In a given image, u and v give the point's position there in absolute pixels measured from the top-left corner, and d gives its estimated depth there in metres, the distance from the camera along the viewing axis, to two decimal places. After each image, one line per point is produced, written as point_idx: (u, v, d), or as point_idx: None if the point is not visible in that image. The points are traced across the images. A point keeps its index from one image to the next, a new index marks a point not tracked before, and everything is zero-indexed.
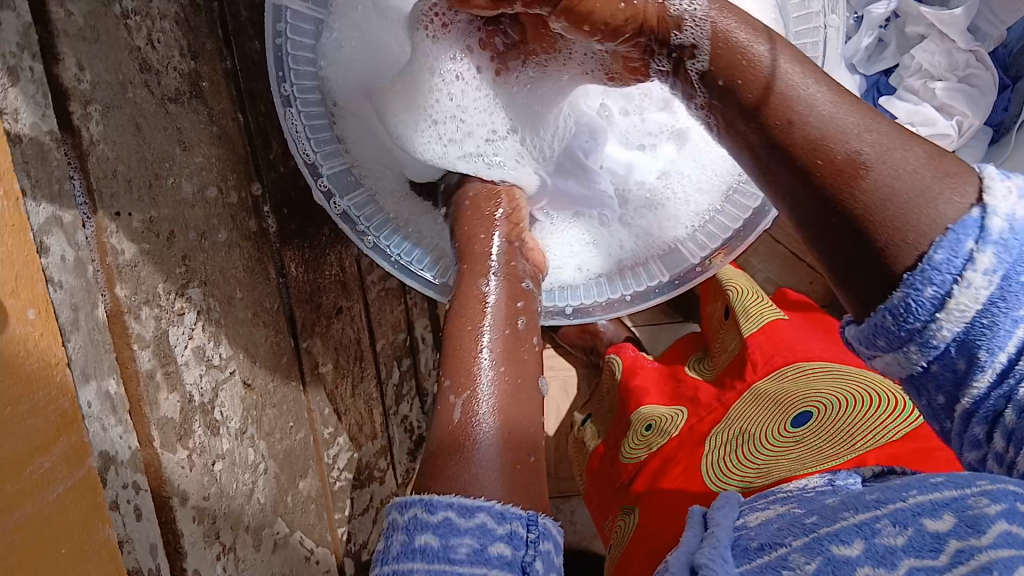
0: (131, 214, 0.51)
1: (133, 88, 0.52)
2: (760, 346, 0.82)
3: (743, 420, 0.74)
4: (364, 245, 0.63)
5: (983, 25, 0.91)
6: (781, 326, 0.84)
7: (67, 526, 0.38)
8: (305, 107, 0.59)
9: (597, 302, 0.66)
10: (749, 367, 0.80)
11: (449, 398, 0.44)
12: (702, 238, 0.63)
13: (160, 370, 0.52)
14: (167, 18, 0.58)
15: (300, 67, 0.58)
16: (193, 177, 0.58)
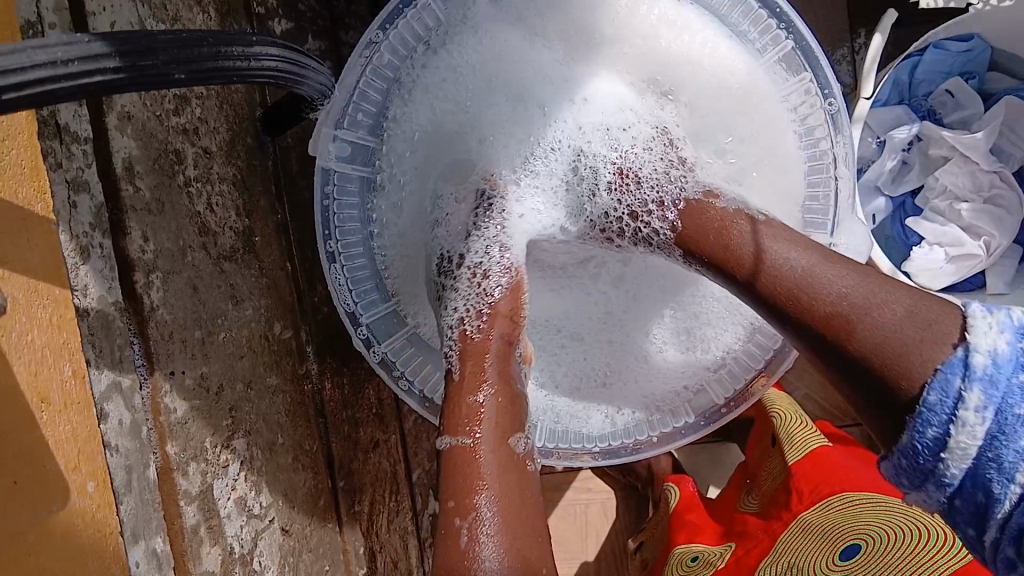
0: (185, 372, 0.53)
1: (192, 252, 0.56)
2: (806, 472, 0.78)
3: (791, 550, 0.73)
4: (398, 388, 0.62)
5: (1006, 146, 0.95)
6: (831, 453, 0.81)
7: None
8: (349, 261, 0.62)
9: (625, 443, 0.65)
10: (794, 495, 0.77)
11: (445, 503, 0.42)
12: (730, 380, 0.64)
13: (204, 524, 0.53)
14: (225, 181, 0.62)
15: (345, 224, 0.62)
16: (243, 331, 0.61)
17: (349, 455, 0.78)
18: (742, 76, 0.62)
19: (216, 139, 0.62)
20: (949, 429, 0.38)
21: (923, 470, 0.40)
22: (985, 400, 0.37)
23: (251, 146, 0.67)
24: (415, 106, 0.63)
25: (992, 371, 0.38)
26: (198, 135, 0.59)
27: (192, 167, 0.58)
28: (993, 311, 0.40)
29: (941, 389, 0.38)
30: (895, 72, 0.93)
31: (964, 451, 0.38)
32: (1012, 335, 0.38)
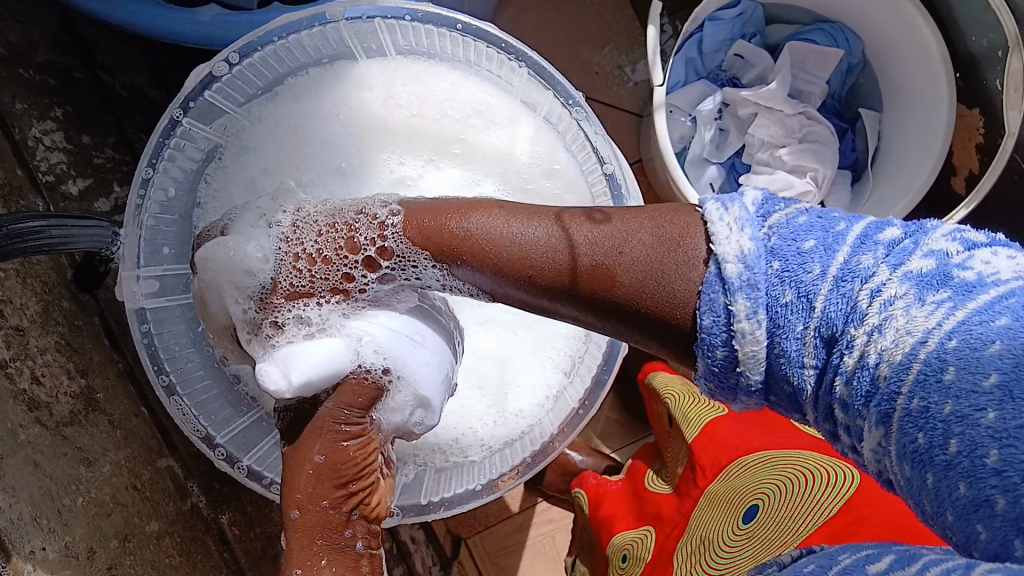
0: (46, 548, 0.53)
1: (24, 429, 0.56)
2: (704, 449, 0.82)
3: (704, 524, 0.76)
4: (272, 493, 0.62)
5: (803, 86, 1.00)
6: (723, 421, 0.85)
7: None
8: (188, 388, 0.63)
9: (501, 474, 0.67)
10: (698, 470, 0.82)
11: None
12: (580, 381, 0.70)
13: None
14: (48, 351, 0.63)
15: (175, 354, 0.63)
16: (105, 489, 0.61)
17: (270, 571, 0.76)
18: (503, 101, 0.71)
19: (27, 314, 0.63)
20: (733, 343, 0.37)
21: (729, 383, 0.39)
22: (752, 304, 0.36)
23: (70, 308, 0.68)
24: (217, 204, 0.66)
25: (747, 274, 0.36)
26: (4, 315, 0.60)
27: (4, 349, 0.58)
28: (730, 204, 0.38)
29: (710, 308, 0.37)
30: (682, 53, 0.97)
31: (753, 358, 0.37)
32: (754, 228, 0.37)
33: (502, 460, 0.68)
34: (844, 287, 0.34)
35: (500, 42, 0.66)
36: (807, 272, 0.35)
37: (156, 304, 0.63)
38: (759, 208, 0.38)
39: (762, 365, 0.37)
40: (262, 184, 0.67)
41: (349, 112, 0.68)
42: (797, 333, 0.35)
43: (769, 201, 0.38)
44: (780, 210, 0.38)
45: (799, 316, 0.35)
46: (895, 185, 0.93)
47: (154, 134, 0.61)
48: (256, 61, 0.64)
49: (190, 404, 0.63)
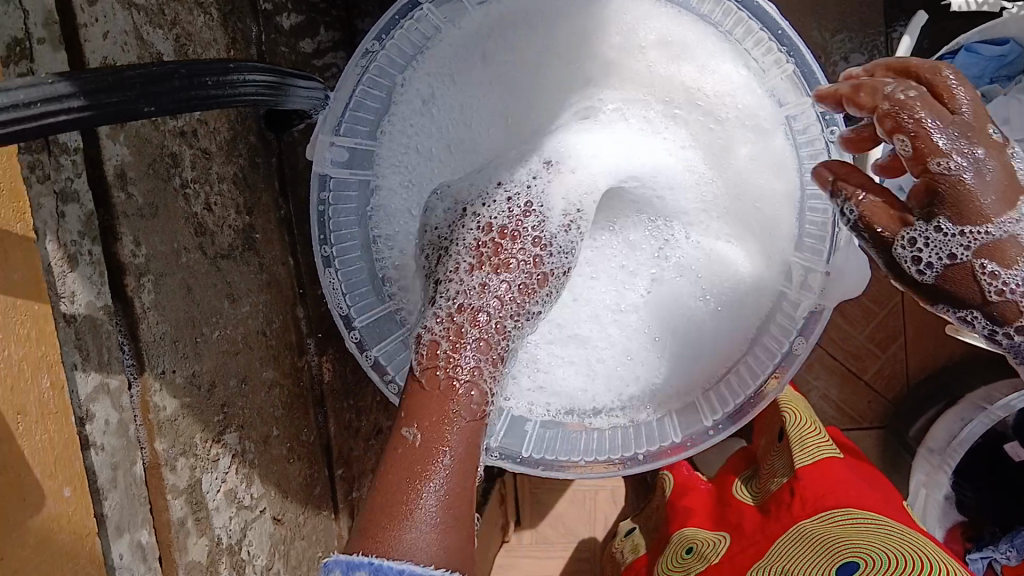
0: (176, 371, 0.55)
1: (188, 253, 0.57)
2: (812, 480, 0.78)
3: (785, 556, 0.72)
4: (389, 392, 0.63)
5: None
6: (838, 466, 0.80)
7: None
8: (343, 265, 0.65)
9: (611, 457, 0.66)
10: (797, 501, 0.77)
11: (412, 430, 0.47)
12: (719, 400, 0.66)
13: (191, 516, 0.55)
14: (225, 181, 0.64)
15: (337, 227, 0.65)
16: (237, 330, 0.62)
17: (349, 442, 0.79)
18: (741, 77, 0.63)
19: (217, 139, 0.63)
20: None
21: None
22: None
23: (255, 144, 0.68)
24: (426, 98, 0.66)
25: None
26: (197, 137, 0.60)
27: (189, 169, 0.59)
28: None
29: None
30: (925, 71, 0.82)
31: None
32: None
33: (618, 441, 0.66)
34: None
35: (778, 29, 0.61)
36: None
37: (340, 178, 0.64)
38: None
39: None
40: (476, 94, 0.66)
41: (576, 40, 0.64)
42: None
43: None
44: None
45: None
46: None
47: (390, 9, 0.61)
48: None
49: (368, 299, 0.66)
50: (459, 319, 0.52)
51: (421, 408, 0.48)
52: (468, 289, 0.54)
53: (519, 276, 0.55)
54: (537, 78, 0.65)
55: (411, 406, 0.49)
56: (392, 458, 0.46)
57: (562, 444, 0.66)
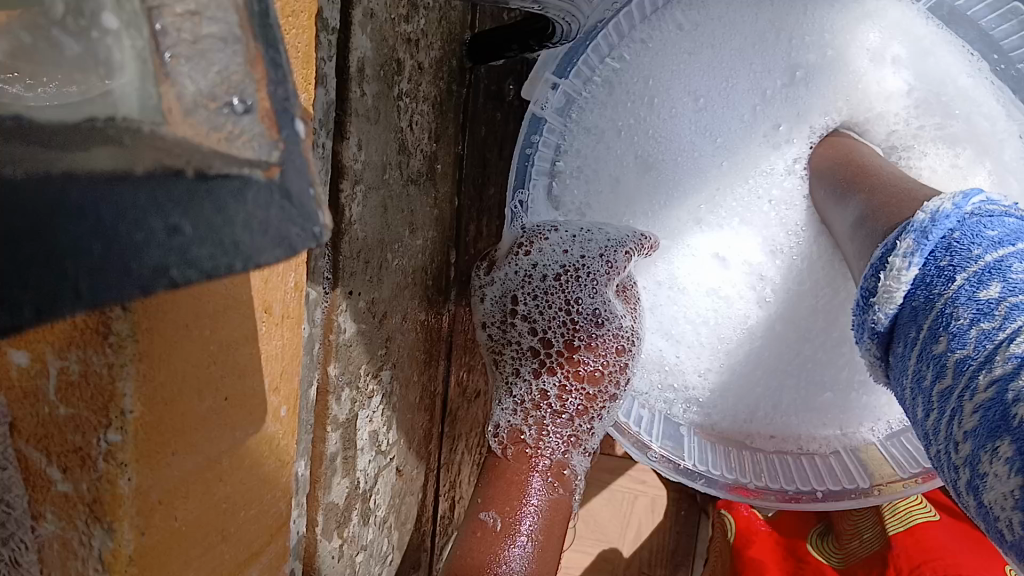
0: (360, 294, 0.50)
1: (391, 170, 0.52)
2: (908, 549, 0.74)
3: None
4: None
5: None
6: (934, 529, 0.75)
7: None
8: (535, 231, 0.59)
9: (726, 478, 0.72)
10: (895, 571, 0.73)
11: (489, 514, 0.52)
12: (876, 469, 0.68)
13: (341, 453, 0.50)
14: (428, 101, 0.58)
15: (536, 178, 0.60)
16: (409, 263, 0.57)
17: (458, 403, 0.74)
18: None
19: (430, 55, 0.57)
20: (889, 279, 0.40)
21: (868, 316, 0.41)
22: (912, 261, 0.39)
23: (455, 69, 0.63)
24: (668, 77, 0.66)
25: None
26: (418, 47, 0.55)
27: (407, 80, 0.54)
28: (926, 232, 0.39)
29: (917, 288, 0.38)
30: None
31: (888, 295, 0.39)
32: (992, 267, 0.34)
33: (745, 467, 0.73)
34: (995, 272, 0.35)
35: None
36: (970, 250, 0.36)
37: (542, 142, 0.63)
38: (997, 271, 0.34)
39: (893, 306, 0.39)
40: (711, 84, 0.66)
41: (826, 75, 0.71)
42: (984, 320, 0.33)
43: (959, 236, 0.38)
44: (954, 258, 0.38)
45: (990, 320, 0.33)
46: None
47: None
48: None
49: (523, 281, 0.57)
50: (519, 445, 0.56)
51: (507, 489, 0.53)
52: (571, 449, 0.57)
53: (562, 422, 0.57)
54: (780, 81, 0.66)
55: (487, 497, 0.53)
56: (485, 499, 0.53)
57: (700, 450, 0.75)
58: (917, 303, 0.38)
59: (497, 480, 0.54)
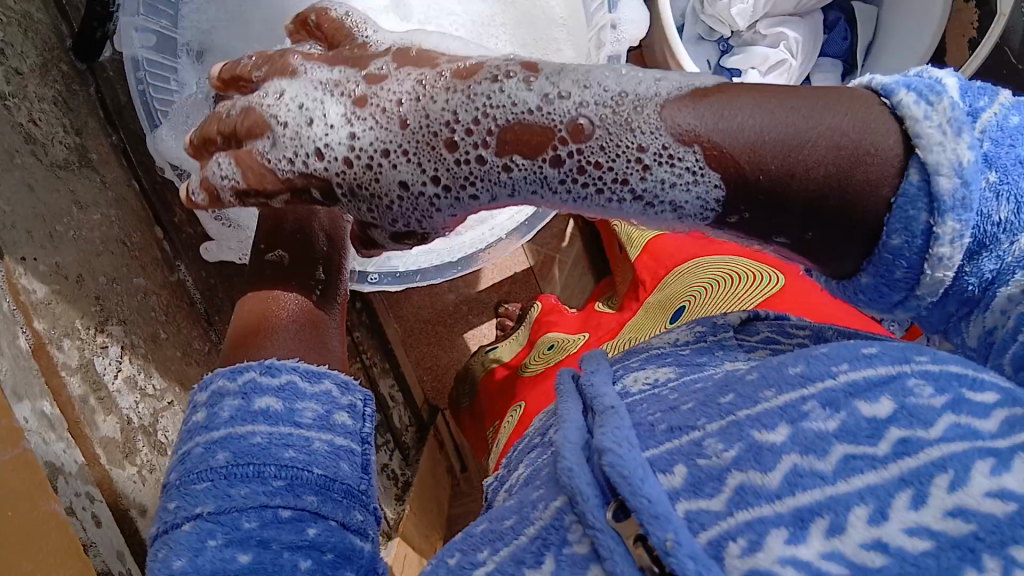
0: (37, 260, 0.55)
1: (19, 155, 0.57)
2: (648, 266, 0.84)
3: (633, 329, 0.74)
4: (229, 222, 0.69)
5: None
6: (667, 241, 0.86)
7: (14, 495, 0.41)
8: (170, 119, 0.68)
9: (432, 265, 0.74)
10: (643, 288, 0.81)
11: (276, 254, 0.55)
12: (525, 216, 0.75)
13: (93, 394, 0.55)
14: (45, 101, 0.64)
15: (164, 100, 0.68)
16: (95, 233, 0.63)
17: None
18: None
19: (26, 62, 0.62)
20: (922, 260, 0.36)
21: (891, 291, 0.38)
22: (959, 227, 0.34)
23: (67, 72, 0.69)
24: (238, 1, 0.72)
25: (962, 193, 0.34)
26: (6, 55, 0.60)
27: (4, 82, 0.58)
28: (930, 94, 0.35)
29: (904, 229, 0.35)
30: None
31: (943, 261, 0.35)
32: (968, 132, 0.34)
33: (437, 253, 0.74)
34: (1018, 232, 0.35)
35: None
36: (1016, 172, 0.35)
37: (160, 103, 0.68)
38: (965, 104, 0.35)
39: (941, 289, 0.37)
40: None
41: None
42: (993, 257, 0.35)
43: (969, 93, 0.36)
44: (987, 108, 0.35)
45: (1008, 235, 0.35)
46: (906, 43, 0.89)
47: None
48: None
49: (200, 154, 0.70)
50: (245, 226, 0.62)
51: (286, 240, 0.55)
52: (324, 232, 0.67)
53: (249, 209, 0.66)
54: None
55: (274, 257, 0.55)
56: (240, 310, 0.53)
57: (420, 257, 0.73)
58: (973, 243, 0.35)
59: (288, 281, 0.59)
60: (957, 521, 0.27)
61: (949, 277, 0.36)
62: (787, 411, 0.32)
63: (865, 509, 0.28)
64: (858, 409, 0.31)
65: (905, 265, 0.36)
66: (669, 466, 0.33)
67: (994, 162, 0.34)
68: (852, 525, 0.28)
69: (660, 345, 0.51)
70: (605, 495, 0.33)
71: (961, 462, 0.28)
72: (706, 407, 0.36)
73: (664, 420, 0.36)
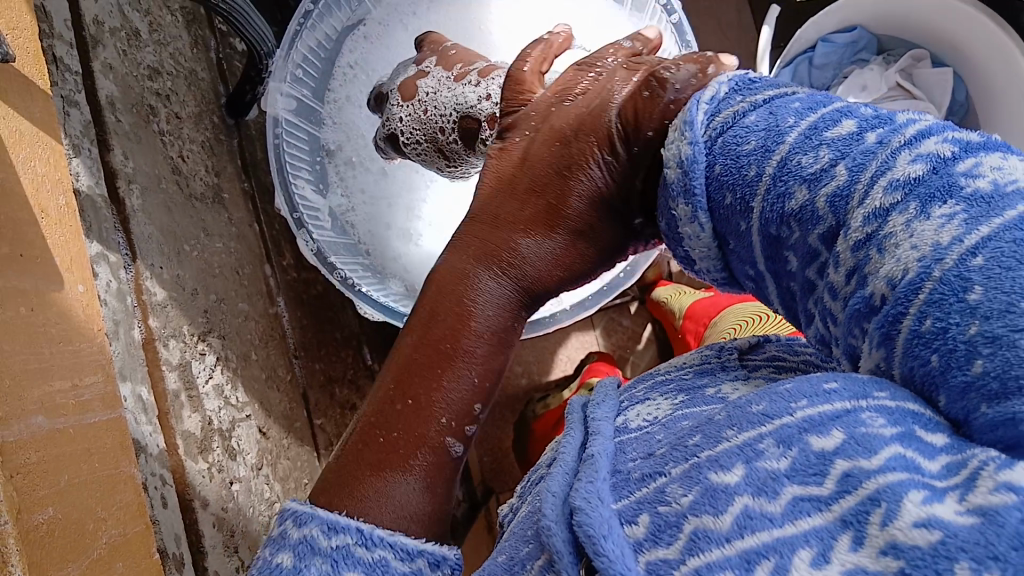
0: (162, 269, 0.64)
1: (165, 182, 0.67)
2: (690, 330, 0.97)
3: None
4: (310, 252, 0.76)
5: None
6: (704, 305, 0.98)
7: (102, 450, 0.49)
8: (294, 168, 0.78)
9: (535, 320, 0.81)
10: None
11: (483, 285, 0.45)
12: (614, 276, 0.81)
13: (184, 392, 0.62)
14: (195, 144, 0.74)
15: (293, 156, 0.78)
16: (214, 258, 0.72)
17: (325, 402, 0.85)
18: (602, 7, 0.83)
19: (185, 109, 0.74)
20: (684, 238, 0.41)
21: (700, 272, 0.43)
22: (692, 207, 0.39)
23: (218, 123, 0.80)
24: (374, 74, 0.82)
25: (686, 178, 0.39)
26: (170, 101, 0.71)
27: (165, 122, 0.70)
28: (692, 103, 0.40)
29: (666, 212, 0.42)
30: (791, 63, 1.00)
31: (704, 250, 0.41)
32: (699, 132, 0.39)
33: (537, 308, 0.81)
34: (788, 182, 0.35)
35: None
36: (745, 172, 0.37)
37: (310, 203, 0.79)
38: (715, 109, 0.40)
39: (718, 258, 0.41)
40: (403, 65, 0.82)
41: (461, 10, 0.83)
42: (743, 231, 0.38)
43: (732, 96, 0.40)
44: (738, 106, 0.39)
45: (743, 217, 0.37)
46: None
47: None
48: None
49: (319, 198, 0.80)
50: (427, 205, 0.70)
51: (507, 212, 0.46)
52: None
53: None
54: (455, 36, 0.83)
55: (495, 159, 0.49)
56: (479, 202, 0.48)
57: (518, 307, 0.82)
58: (727, 214, 0.38)
59: (488, 216, 0.47)
60: (888, 558, 0.26)
61: (715, 249, 0.41)
62: (743, 449, 0.31)
63: (809, 551, 0.27)
64: (809, 444, 0.30)
65: (681, 244, 0.43)
66: (634, 517, 0.33)
67: (720, 156, 0.38)
68: (796, 567, 0.27)
69: (663, 370, 0.50)
70: (580, 554, 0.33)
71: (894, 493, 0.26)
72: (675, 449, 0.34)
73: (639, 469, 0.35)
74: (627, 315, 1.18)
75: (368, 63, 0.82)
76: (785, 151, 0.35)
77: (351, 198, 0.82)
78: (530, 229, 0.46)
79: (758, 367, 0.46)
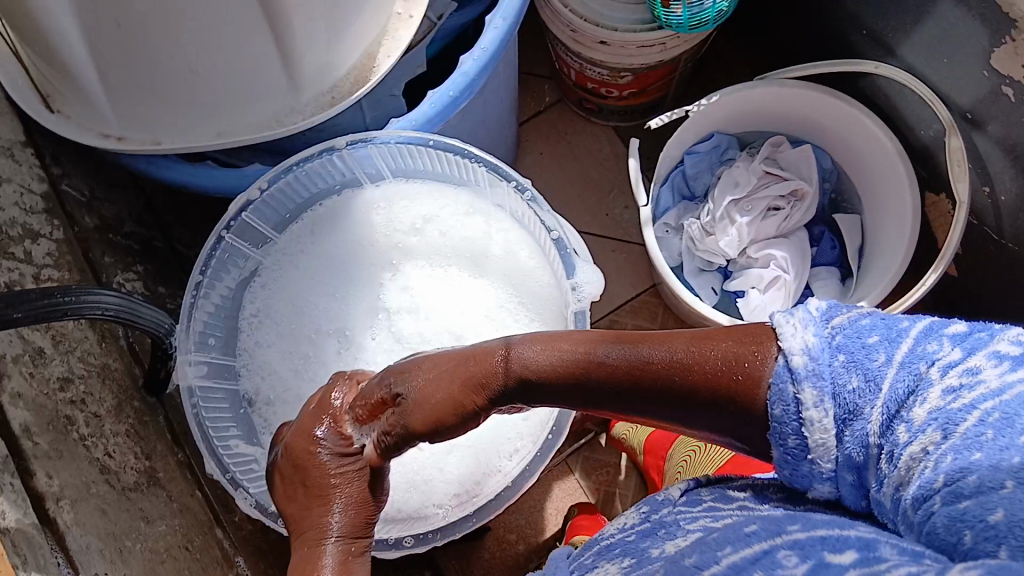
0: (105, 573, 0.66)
1: (96, 485, 0.70)
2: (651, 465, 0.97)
3: None
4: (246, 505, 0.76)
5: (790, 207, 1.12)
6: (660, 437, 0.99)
7: None
8: (216, 428, 0.80)
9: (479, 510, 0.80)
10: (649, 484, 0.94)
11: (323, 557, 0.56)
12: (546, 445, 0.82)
13: None
14: (120, 434, 0.75)
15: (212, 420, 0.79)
16: (160, 544, 0.72)
17: None
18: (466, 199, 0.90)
19: (104, 405, 0.75)
20: (803, 430, 0.42)
21: (802, 470, 0.43)
22: (818, 392, 0.41)
23: (140, 407, 0.82)
24: (273, 313, 0.87)
25: (813, 364, 0.41)
26: (85, 403, 0.73)
27: (84, 425, 0.72)
28: (796, 309, 0.44)
29: (780, 399, 0.42)
30: (669, 182, 1.15)
31: (822, 444, 0.42)
32: (818, 326, 0.42)
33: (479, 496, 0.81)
34: (912, 367, 0.40)
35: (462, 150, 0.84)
36: (873, 360, 0.41)
37: (244, 454, 0.81)
38: (823, 312, 0.43)
39: (831, 455, 0.42)
40: (310, 294, 0.88)
41: (343, 235, 0.89)
42: (865, 415, 0.41)
43: (832, 308, 0.43)
44: (841, 314, 0.43)
45: (870, 398, 0.40)
46: (891, 249, 1.03)
47: (204, 247, 0.80)
48: (281, 192, 0.85)
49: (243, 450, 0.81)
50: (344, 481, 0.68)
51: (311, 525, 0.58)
52: None
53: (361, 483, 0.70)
54: (345, 255, 0.89)
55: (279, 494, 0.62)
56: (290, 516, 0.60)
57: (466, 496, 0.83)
58: (844, 405, 0.41)
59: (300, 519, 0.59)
60: None
61: (830, 439, 0.42)
62: None
63: None
64: None
65: (792, 433, 0.43)
66: None
67: (843, 348, 0.41)
68: None
69: (609, 531, 0.54)
70: None
71: None
72: None
73: None
74: (600, 448, 1.20)
75: (268, 313, 0.87)
76: (909, 343, 0.41)
77: (277, 434, 0.83)
78: (318, 511, 0.59)
79: (694, 518, 0.48)
